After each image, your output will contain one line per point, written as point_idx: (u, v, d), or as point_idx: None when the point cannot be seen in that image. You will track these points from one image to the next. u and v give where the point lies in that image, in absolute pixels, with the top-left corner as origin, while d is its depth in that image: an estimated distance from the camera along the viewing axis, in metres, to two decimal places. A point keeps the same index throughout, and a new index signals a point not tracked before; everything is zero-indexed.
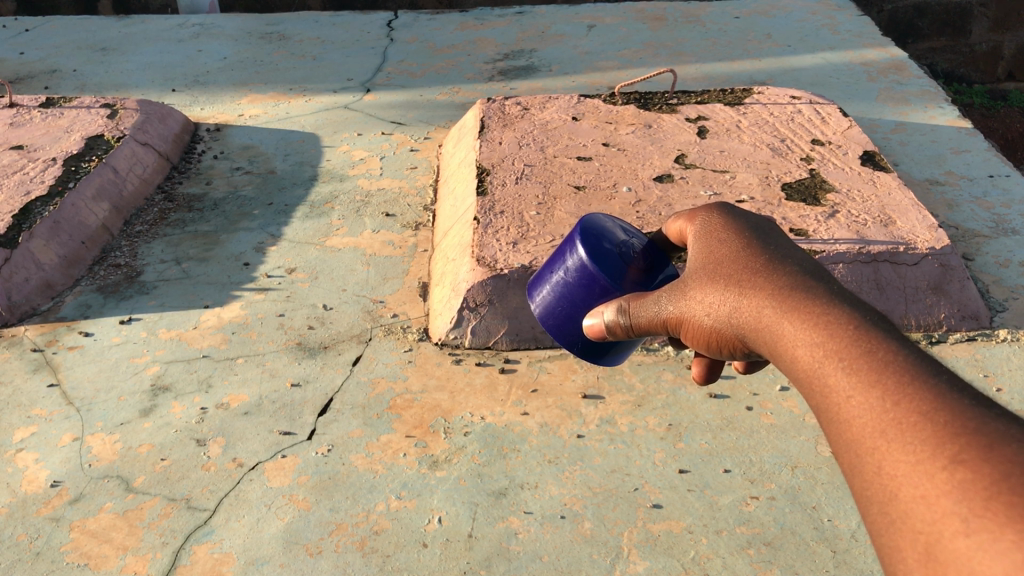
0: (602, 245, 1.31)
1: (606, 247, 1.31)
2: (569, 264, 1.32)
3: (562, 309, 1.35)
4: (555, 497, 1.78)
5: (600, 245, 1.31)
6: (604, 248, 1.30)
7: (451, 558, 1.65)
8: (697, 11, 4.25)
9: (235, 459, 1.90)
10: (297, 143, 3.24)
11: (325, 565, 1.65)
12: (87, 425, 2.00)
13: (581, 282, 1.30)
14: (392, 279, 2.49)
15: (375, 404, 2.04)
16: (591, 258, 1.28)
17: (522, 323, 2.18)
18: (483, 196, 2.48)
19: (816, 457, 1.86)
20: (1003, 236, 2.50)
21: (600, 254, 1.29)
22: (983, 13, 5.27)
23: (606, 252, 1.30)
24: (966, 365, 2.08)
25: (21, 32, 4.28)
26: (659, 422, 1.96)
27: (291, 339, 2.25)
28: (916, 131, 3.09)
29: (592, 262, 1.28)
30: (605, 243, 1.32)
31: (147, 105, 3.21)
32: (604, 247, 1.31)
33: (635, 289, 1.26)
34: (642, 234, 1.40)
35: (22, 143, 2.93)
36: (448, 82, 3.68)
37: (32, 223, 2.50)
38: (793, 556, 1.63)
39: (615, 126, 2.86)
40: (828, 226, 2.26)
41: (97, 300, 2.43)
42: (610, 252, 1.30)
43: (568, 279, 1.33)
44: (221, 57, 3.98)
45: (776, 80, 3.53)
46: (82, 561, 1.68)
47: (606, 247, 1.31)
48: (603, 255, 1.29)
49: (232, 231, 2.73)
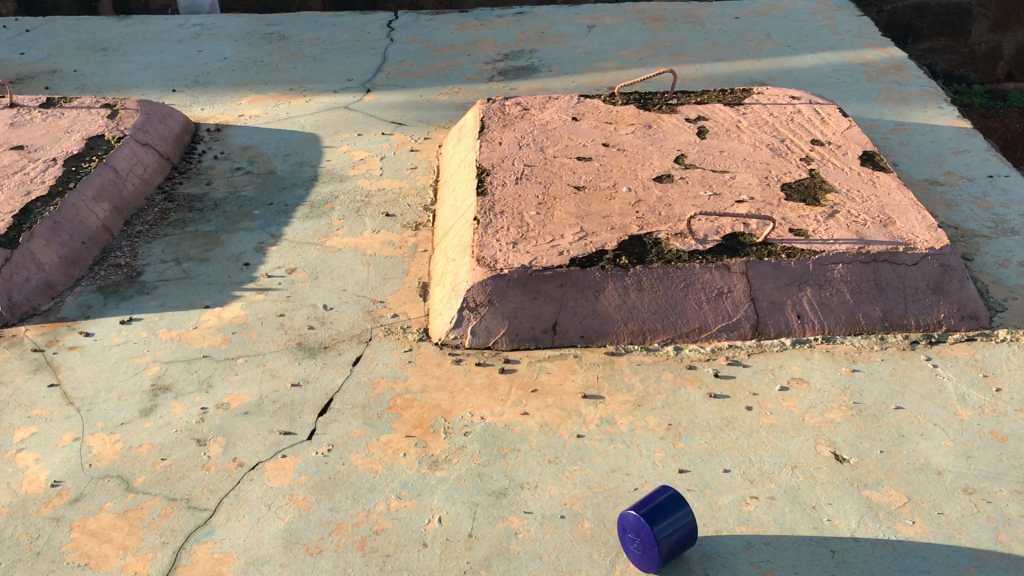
0: (647, 546, 1.57)
1: (635, 533, 1.58)
2: (673, 514, 1.57)
3: (687, 525, 1.58)
4: (555, 497, 1.78)
5: (625, 525, 1.60)
6: (627, 536, 1.60)
7: (451, 557, 1.66)
8: (697, 11, 4.25)
9: (235, 459, 1.90)
10: (297, 143, 3.25)
11: (326, 564, 1.65)
12: (87, 425, 2.00)
13: (661, 514, 1.56)
14: (392, 278, 2.49)
15: (375, 404, 2.04)
16: (654, 520, 1.55)
17: (522, 323, 2.18)
18: (483, 196, 2.48)
19: (816, 457, 1.86)
20: (1002, 236, 2.50)
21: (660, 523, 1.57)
22: (983, 13, 5.27)
23: (628, 540, 1.61)
24: (965, 365, 2.09)
25: (21, 32, 4.28)
26: (658, 421, 1.96)
27: (291, 339, 2.25)
28: (916, 130, 3.10)
29: (645, 519, 1.55)
30: (648, 553, 1.58)
31: (147, 105, 3.21)
32: (657, 546, 1.55)
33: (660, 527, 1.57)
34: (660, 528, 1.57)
35: (22, 143, 2.93)
36: (448, 82, 3.68)
37: (32, 223, 2.50)
38: (793, 556, 1.63)
39: (615, 126, 2.86)
40: (828, 226, 2.27)
41: (97, 300, 2.43)
42: (640, 544, 1.58)
43: (679, 529, 1.57)
44: (221, 57, 3.99)
45: (776, 79, 3.53)
46: (82, 561, 1.68)
47: (641, 544, 1.57)
48: (681, 549, 1.59)
49: (232, 232, 2.73)
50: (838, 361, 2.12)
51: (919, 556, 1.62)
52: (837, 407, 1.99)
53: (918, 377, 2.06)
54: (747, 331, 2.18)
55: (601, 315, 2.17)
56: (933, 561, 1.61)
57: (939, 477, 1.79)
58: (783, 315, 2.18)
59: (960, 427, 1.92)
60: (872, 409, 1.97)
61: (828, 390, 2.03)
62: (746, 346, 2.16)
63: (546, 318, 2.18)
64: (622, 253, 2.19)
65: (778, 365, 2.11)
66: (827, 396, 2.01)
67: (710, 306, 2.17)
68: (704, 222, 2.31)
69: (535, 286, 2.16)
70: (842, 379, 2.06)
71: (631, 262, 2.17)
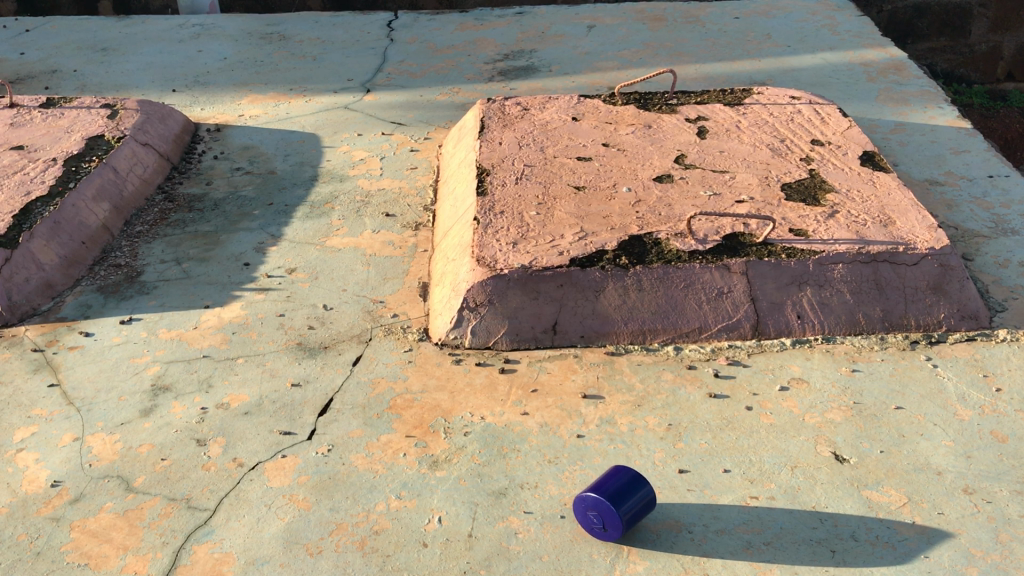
0: (608, 522, 1.63)
1: (597, 512, 1.64)
2: (631, 491, 1.64)
3: (646, 501, 1.65)
4: (555, 497, 1.78)
5: (586, 504, 1.65)
6: (587, 513, 1.66)
7: (451, 557, 1.66)
8: (697, 11, 4.25)
9: (235, 459, 1.90)
10: (297, 143, 3.25)
11: (326, 565, 1.65)
12: (87, 425, 2.00)
13: (623, 493, 1.62)
14: (392, 278, 2.49)
15: (375, 404, 2.04)
16: (619, 502, 1.61)
17: (522, 323, 2.18)
18: (483, 196, 2.48)
19: (816, 457, 1.86)
20: (1003, 236, 2.50)
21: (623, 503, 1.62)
22: (983, 13, 5.27)
23: (588, 517, 1.66)
24: (965, 365, 2.09)
25: (21, 32, 4.28)
26: (659, 422, 1.96)
27: (292, 339, 2.25)
28: (916, 131, 3.10)
29: (606, 498, 1.61)
30: (609, 529, 1.64)
31: (147, 105, 3.21)
32: (619, 522, 1.61)
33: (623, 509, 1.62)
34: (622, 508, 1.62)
35: (22, 143, 2.93)
36: (448, 82, 3.68)
37: (32, 223, 2.50)
38: (793, 556, 1.63)
39: (615, 126, 2.86)
40: (828, 226, 2.27)
41: (97, 300, 2.43)
42: (601, 520, 1.64)
43: (639, 504, 1.63)
44: (221, 57, 3.99)
45: (776, 79, 3.53)
46: (82, 561, 1.68)
47: (602, 520, 1.64)
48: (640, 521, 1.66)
49: (232, 232, 2.73)
50: (838, 361, 2.12)
51: (919, 556, 1.62)
52: (837, 407, 1.99)
53: (918, 377, 2.06)
54: (747, 332, 2.18)
55: (601, 315, 2.17)
56: (932, 561, 1.61)
57: (939, 477, 1.79)
58: (783, 315, 2.18)
59: (960, 427, 1.92)
60: (872, 409, 1.97)
61: (828, 390, 2.03)
62: (746, 346, 2.16)
63: (546, 318, 2.18)
64: (622, 254, 2.19)
65: (778, 365, 2.11)
66: (827, 396, 2.01)
67: (710, 306, 2.17)
68: (705, 222, 2.31)
69: (535, 286, 2.16)
70: (842, 379, 2.06)
71: (631, 262, 2.17)
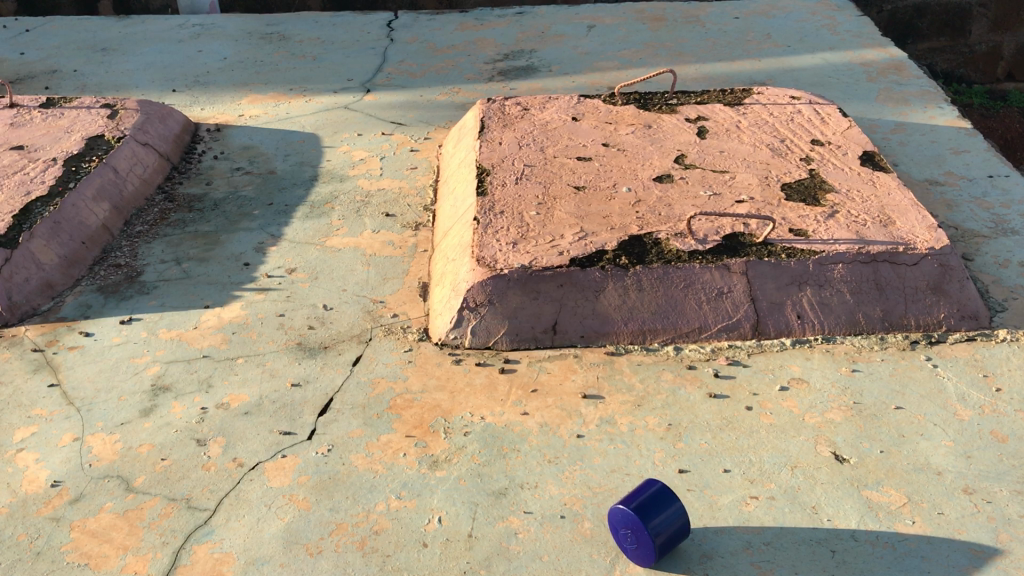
0: (641, 541, 1.59)
1: (629, 529, 1.60)
2: (666, 510, 1.60)
3: (680, 519, 1.61)
4: (555, 497, 1.78)
5: (619, 521, 1.61)
6: (621, 532, 1.62)
7: (451, 557, 1.66)
8: (697, 11, 4.25)
9: (235, 459, 1.90)
10: (297, 143, 3.25)
11: (326, 565, 1.65)
12: (87, 426, 2.00)
13: (653, 508, 1.59)
14: (392, 278, 2.49)
15: (375, 404, 2.04)
16: (647, 515, 1.57)
17: (522, 323, 2.18)
18: (483, 196, 2.48)
19: (816, 457, 1.86)
20: (1002, 236, 2.50)
21: (654, 518, 1.58)
22: (983, 13, 5.27)
23: (621, 535, 1.62)
24: (965, 365, 2.09)
25: (21, 32, 4.29)
26: (658, 422, 1.96)
27: (292, 339, 2.25)
28: (916, 130, 3.10)
29: (638, 514, 1.57)
30: (641, 548, 1.60)
31: (147, 105, 3.21)
32: (650, 541, 1.57)
33: (656, 525, 1.57)
34: (654, 523, 1.57)
35: (22, 143, 2.93)
36: (448, 82, 3.68)
37: (32, 223, 2.50)
38: (793, 556, 1.63)
39: (615, 126, 2.86)
40: (828, 226, 2.27)
41: (97, 300, 2.43)
42: (634, 539, 1.60)
43: (673, 525, 1.59)
44: (221, 57, 3.99)
45: (776, 79, 3.53)
46: (82, 561, 1.68)
47: (636, 539, 1.59)
48: (674, 544, 1.61)
49: (232, 232, 2.73)
50: (838, 361, 2.12)
51: (920, 556, 1.62)
52: (837, 407, 1.99)
53: (918, 377, 2.06)
54: (747, 332, 2.18)
55: (601, 315, 2.17)
56: (933, 561, 1.61)
57: (939, 477, 1.79)
58: (783, 315, 2.18)
59: (960, 427, 1.92)
60: (872, 409, 1.97)
61: (828, 390, 2.03)
62: (746, 346, 2.16)
63: (547, 319, 2.18)
64: (622, 254, 2.19)
65: (778, 365, 2.11)
66: (826, 396, 2.01)
67: (710, 306, 2.17)
68: (705, 222, 2.31)
69: (535, 286, 2.16)
70: (842, 379, 2.06)
71: (631, 262, 2.17)
